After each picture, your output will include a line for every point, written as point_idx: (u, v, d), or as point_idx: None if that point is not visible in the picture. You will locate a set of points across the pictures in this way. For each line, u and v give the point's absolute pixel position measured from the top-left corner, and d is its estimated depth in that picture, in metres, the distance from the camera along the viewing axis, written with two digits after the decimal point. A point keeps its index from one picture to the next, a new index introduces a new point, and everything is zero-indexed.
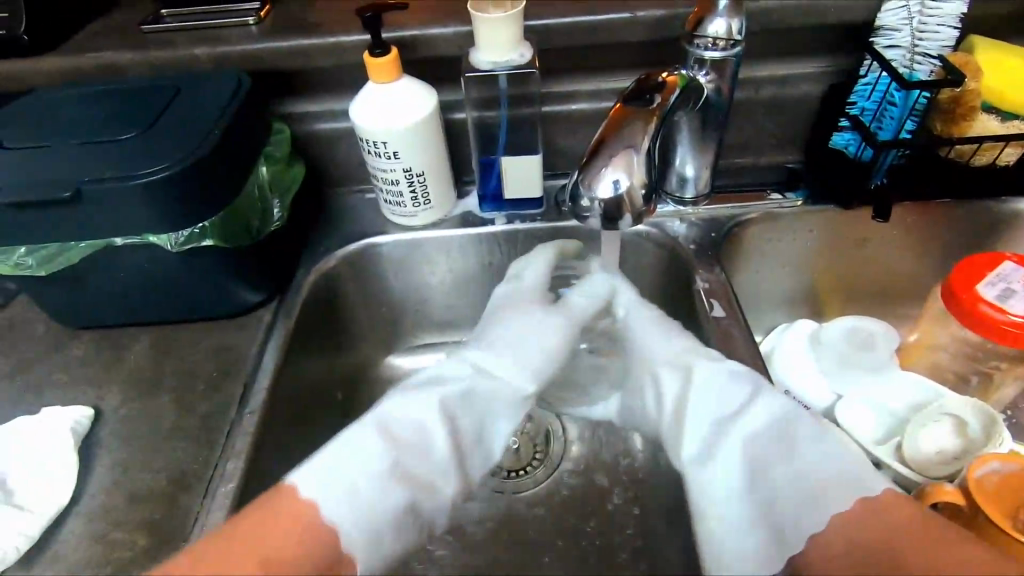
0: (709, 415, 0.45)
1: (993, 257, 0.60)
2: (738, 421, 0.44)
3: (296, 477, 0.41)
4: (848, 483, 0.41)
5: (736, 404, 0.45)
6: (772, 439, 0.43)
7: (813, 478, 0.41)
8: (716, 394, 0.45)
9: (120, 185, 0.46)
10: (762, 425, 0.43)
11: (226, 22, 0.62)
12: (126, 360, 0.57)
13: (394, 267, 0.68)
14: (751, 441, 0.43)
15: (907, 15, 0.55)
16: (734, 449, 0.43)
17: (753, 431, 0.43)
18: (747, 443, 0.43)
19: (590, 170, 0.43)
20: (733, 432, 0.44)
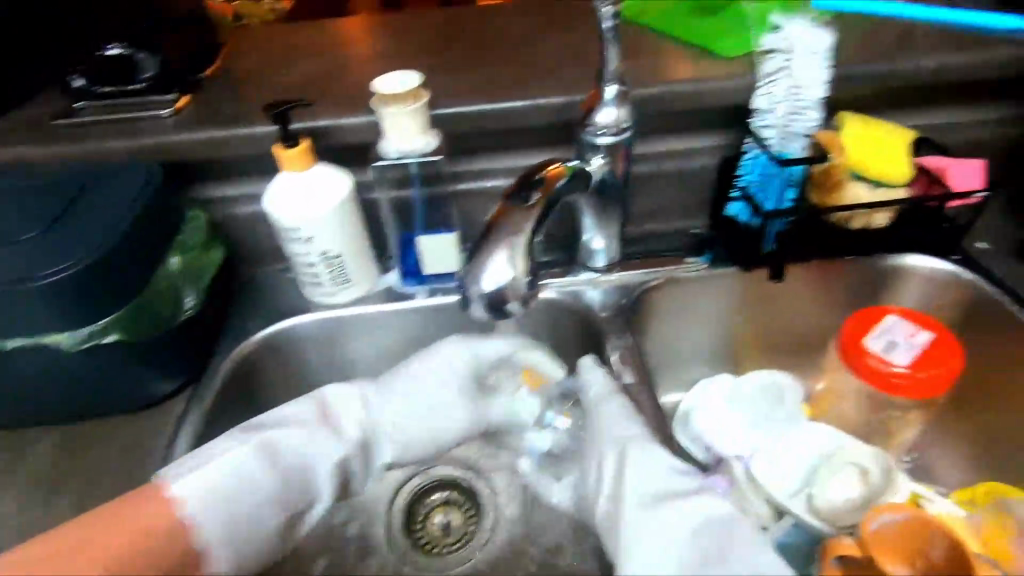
0: (656, 497, 0.47)
1: (877, 311, 0.65)
2: (680, 505, 0.46)
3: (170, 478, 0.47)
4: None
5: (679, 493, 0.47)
6: (714, 533, 0.44)
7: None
8: (661, 482, 0.48)
9: (14, 288, 0.46)
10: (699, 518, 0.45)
11: (141, 115, 0.64)
12: (27, 462, 0.54)
13: (318, 346, 0.68)
14: (695, 530, 0.44)
15: (775, 100, 0.60)
16: (672, 536, 0.44)
17: (693, 521, 0.45)
18: (694, 536, 0.44)
19: (474, 259, 0.43)
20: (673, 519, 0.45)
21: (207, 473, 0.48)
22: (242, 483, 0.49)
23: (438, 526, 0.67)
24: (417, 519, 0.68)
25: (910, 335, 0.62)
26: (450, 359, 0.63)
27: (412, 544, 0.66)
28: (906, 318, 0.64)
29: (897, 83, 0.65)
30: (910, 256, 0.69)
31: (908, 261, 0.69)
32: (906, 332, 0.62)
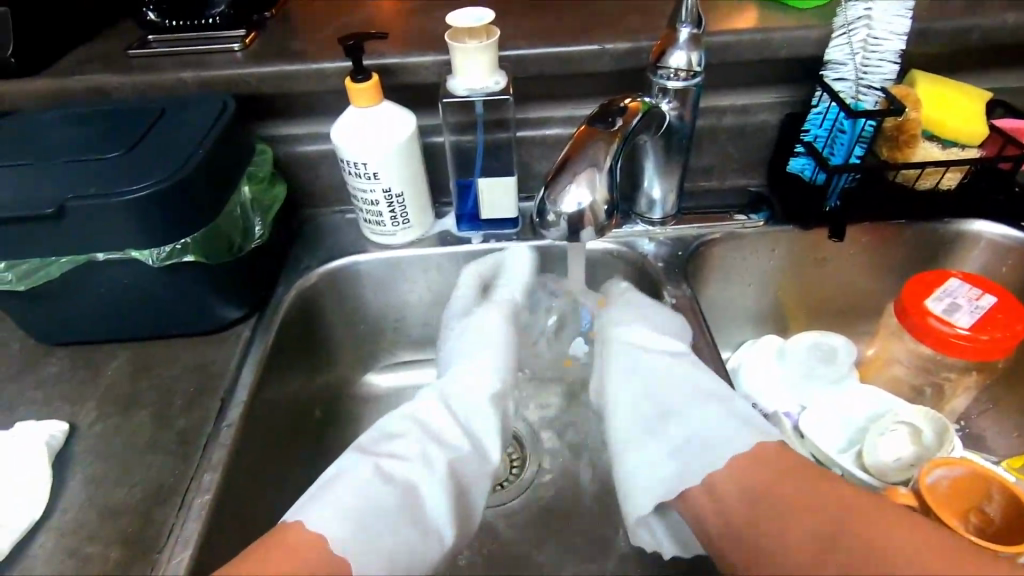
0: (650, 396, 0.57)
1: (939, 274, 0.64)
2: (659, 368, 0.58)
3: (288, 520, 0.46)
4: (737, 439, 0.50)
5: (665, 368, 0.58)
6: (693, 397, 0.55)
7: (702, 430, 0.52)
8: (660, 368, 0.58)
9: (103, 201, 0.47)
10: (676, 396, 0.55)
11: (212, 48, 0.65)
12: (103, 376, 0.57)
13: (375, 286, 0.69)
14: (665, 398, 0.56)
15: (851, 50, 0.59)
16: (654, 402, 0.57)
17: (664, 375, 0.58)
18: (677, 401, 0.55)
19: (557, 186, 0.45)
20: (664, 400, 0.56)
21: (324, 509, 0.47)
22: (365, 505, 0.48)
23: None
24: None
25: (974, 298, 0.61)
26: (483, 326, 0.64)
27: None
28: (970, 282, 0.63)
29: (977, 39, 0.63)
30: (975, 222, 0.67)
31: (972, 227, 0.67)
32: (969, 296, 0.61)
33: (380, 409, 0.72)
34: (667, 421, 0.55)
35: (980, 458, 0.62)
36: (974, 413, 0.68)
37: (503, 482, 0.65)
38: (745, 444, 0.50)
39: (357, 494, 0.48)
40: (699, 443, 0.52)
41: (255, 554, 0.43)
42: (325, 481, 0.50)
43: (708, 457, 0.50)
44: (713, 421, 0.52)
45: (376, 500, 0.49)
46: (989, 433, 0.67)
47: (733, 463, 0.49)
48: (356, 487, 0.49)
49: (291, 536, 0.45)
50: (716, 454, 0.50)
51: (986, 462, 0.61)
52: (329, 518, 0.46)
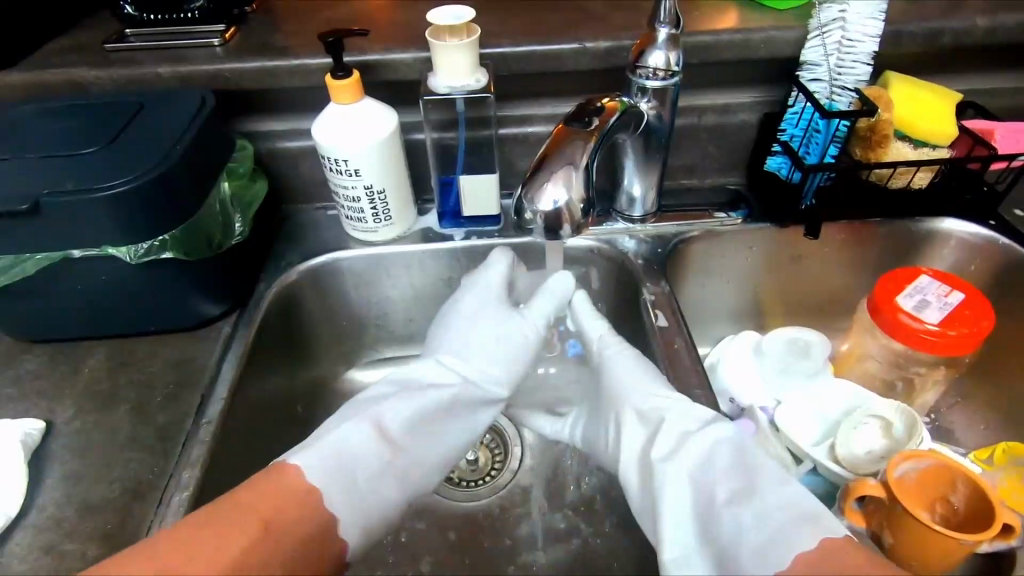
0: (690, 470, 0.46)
1: (909, 270, 0.66)
2: (682, 459, 0.47)
3: (290, 458, 0.47)
4: (797, 529, 0.41)
5: (683, 431, 0.49)
6: (734, 478, 0.45)
7: (757, 525, 0.43)
8: (705, 453, 0.47)
9: (78, 197, 0.47)
10: (712, 468, 0.46)
11: (190, 43, 0.64)
12: (81, 372, 0.56)
13: (357, 283, 0.69)
14: (704, 482, 0.46)
15: (825, 52, 0.60)
16: (701, 492, 0.46)
17: (700, 458, 0.47)
18: (700, 478, 0.46)
19: (535, 186, 0.46)
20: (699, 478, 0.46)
21: (326, 458, 0.47)
22: (344, 460, 0.48)
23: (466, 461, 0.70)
24: None
25: (943, 295, 0.63)
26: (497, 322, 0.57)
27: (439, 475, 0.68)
28: (940, 279, 0.64)
29: (948, 41, 0.64)
30: (947, 220, 0.69)
31: (942, 226, 0.69)
32: (939, 292, 0.63)
33: None
34: (729, 514, 0.44)
35: (948, 450, 0.64)
36: (943, 407, 0.70)
37: (484, 477, 0.68)
38: (805, 540, 0.41)
39: (350, 437, 0.49)
40: (761, 542, 0.42)
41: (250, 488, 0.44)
42: (320, 442, 0.48)
43: (777, 553, 0.41)
44: (761, 511, 0.43)
45: (349, 480, 0.47)
46: (957, 426, 0.69)
47: (795, 565, 0.40)
48: (349, 451, 0.48)
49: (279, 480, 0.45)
50: (777, 557, 0.41)
51: (953, 454, 0.63)
52: (317, 452, 0.47)
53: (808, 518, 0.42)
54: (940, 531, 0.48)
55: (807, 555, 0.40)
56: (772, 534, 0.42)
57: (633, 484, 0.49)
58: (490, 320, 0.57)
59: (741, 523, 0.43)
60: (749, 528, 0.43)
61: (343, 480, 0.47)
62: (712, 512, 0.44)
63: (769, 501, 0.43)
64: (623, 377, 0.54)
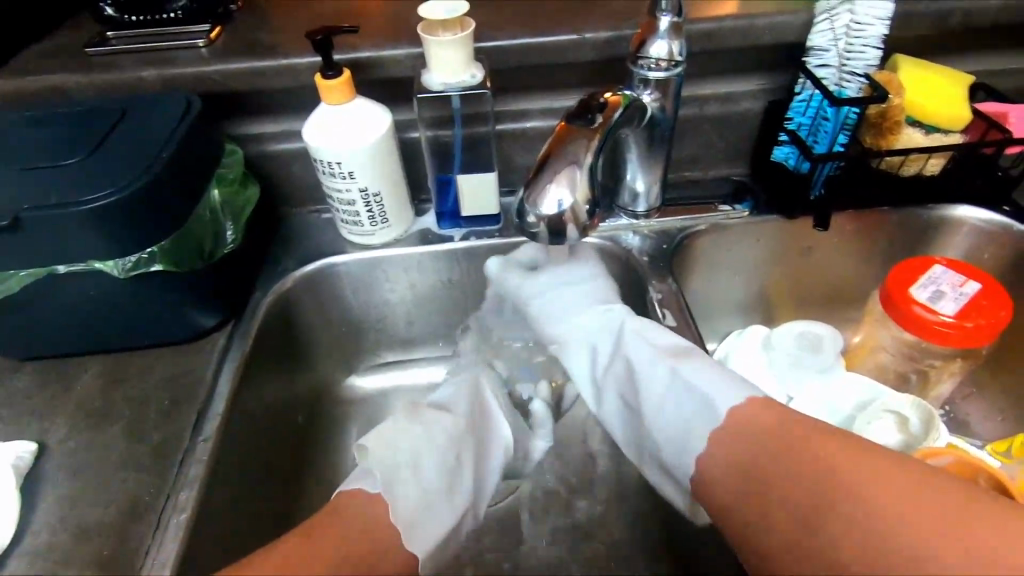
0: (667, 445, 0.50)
1: (924, 260, 0.64)
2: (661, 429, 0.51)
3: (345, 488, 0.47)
4: (720, 392, 0.48)
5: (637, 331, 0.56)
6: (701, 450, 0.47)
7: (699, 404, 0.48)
8: (643, 351, 0.54)
9: (60, 211, 0.45)
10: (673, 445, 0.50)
11: (174, 44, 0.62)
12: (73, 390, 0.55)
13: (356, 287, 0.68)
14: (654, 376, 0.52)
15: (834, 36, 0.58)
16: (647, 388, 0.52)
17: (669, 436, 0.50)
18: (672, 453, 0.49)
19: (537, 187, 0.44)
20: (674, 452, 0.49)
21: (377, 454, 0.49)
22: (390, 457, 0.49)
23: None
24: None
25: (957, 285, 0.61)
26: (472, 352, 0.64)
27: None
28: (955, 268, 0.62)
29: (959, 21, 0.62)
30: (960, 207, 0.67)
31: (955, 213, 0.67)
32: (953, 282, 0.61)
33: (365, 411, 0.71)
34: (671, 396, 0.51)
35: (964, 443, 0.63)
36: (958, 398, 0.68)
37: None
38: (730, 400, 0.47)
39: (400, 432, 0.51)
40: (699, 416, 0.48)
41: (312, 523, 0.43)
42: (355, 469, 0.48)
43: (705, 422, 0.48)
44: (686, 380, 0.50)
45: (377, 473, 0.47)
46: (973, 418, 0.67)
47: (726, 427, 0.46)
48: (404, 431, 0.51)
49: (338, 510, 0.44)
50: (711, 415, 0.47)
51: (971, 448, 0.61)
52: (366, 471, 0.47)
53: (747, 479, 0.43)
54: None
55: (737, 411, 0.46)
56: (690, 414, 0.49)
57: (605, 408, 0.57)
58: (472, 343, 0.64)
59: (682, 401, 0.50)
60: (685, 399, 0.50)
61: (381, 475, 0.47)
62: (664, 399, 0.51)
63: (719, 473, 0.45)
64: (560, 294, 0.61)
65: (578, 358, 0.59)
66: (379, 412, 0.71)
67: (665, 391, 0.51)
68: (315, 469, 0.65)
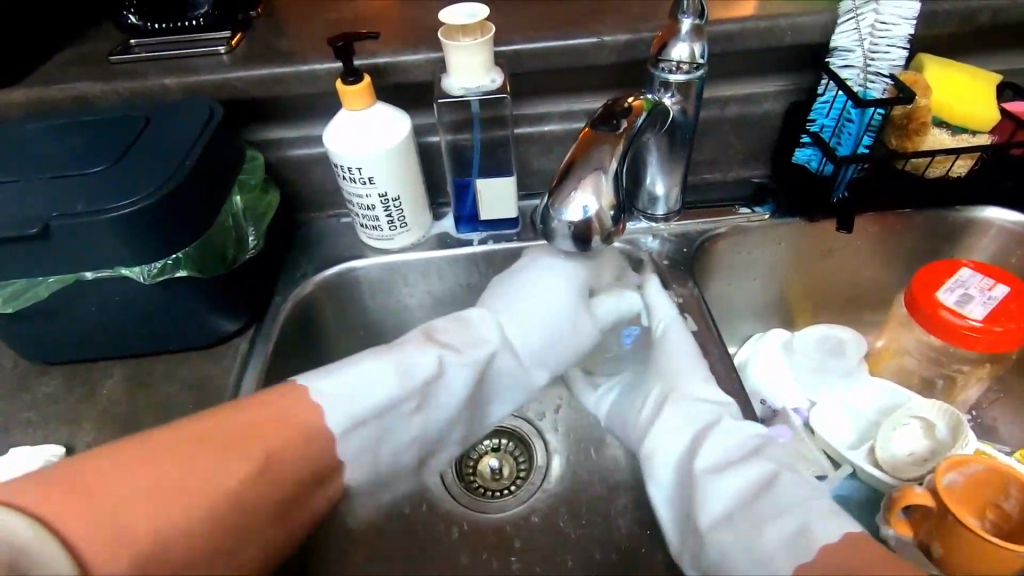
0: (715, 461, 0.46)
1: (949, 263, 0.63)
2: (710, 451, 0.46)
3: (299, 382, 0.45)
4: (817, 519, 0.39)
5: (727, 429, 0.48)
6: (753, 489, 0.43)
7: (784, 541, 0.39)
8: (739, 446, 0.47)
9: (88, 219, 0.46)
10: (732, 471, 0.44)
11: (195, 51, 0.62)
12: (99, 395, 0.56)
13: (375, 291, 0.68)
14: (735, 486, 0.43)
15: (859, 36, 0.57)
16: (719, 489, 0.43)
17: (717, 458, 0.46)
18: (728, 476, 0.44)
19: (561, 193, 0.44)
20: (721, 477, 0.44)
21: (357, 379, 0.46)
22: (365, 395, 0.46)
23: (490, 468, 0.69)
24: (471, 461, 0.69)
25: (986, 288, 0.60)
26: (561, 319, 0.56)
27: (462, 484, 0.68)
28: (982, 271, 0.61)
29: (987, 19, 0.61)
30: (986, 209, 0.66)
31: (982, 214, 0.66)
32: (981, 286, 0.60)
33: None
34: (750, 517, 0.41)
35: (992, 449, 0.62)
36: (986, 403, 0.67)
37: (512, 483, 0.68)
38: (831, 531, 0.39)
39: (418, 362, 0.48)
40: (786, 539, 0.39)
41: (213, 421, 0.41)
42: (333, 373, 0.46)
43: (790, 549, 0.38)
44: (781, 498, 0.42)
45: (373, 417, 0.46)
46: (1001, 423, 0.66)
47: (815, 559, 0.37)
48: (412, 363, 0.48)
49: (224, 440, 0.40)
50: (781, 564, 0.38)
51: (998, 454, 0.61)
52: (337, 387, 0.45)
53: (805, 529, 0.39)
54: (996, 544, 0.46)
55: (830, 546, 0.38)
56: (789, 533, 0.39)
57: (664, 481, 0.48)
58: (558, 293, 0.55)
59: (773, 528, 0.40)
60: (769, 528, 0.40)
61: (372, 432, 0.46)
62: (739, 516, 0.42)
63: (777, 515, 0.40)
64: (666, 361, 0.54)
65: (654, 441, 0.50)
66: None
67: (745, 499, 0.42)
68: None
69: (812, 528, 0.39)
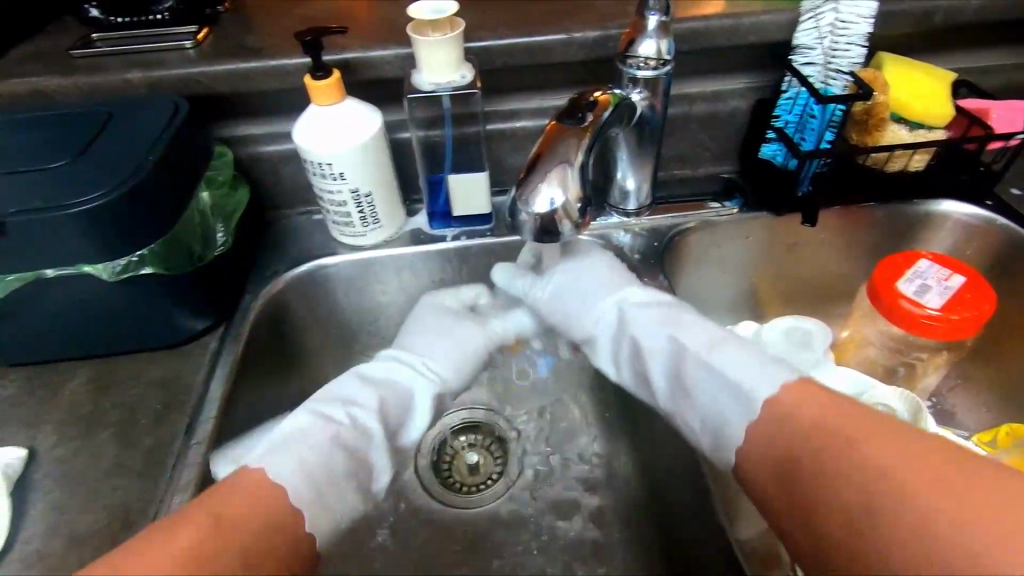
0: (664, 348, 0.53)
1: (907, 255, 0.65)
2: (655, 338, 0.54)
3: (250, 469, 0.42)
4: (754, 377, 0.46)
5: (678, 323, 0.54)
6: (693, 360, 0.50)
7: (726, 385, 0.47)
8: (661, 325, 0.54)
9: (48, 215, 0.44)
10: (680, 343, 0.52)
11: (160, 46, 0.61)
12: (62, 396, 0.54)
13: (347, 288, 0.68)
14: (687, 356, 0.51)
15: (819, 35, 0.59)
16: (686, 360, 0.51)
17: (659, 334, 0.54)
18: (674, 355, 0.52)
19: (528, 185, 0.44)
20: (680, 360, 0.51)
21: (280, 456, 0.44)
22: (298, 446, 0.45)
23: (467, 464, 0.69)
24: (448, 457, 0.69)
25: (943, 279, 0.62)
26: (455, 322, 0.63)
27: (439, 478, 0.68)
28: (939, 262, 0.63)
29: (941, 20, 0.63)
30: (943, 203, 0.68)
31: (939, 208, 0.68)
32: (939, 276, 0.62)
33: None
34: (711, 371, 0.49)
35: (950, 434, 0.64)
36: (945, 390, 0.69)
37: (490, 477, 0.68)
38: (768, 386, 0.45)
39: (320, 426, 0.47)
40: (732, 400, 0.46)
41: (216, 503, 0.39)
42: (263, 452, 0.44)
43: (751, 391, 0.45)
44: (721, 360, 0.48)
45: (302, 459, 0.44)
46: (959, 409, 0.69)
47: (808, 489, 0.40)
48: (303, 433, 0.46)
49: (247, 482, 0.41)
50: (746, 407, 0.45)
51: (956, 438, 0.63)
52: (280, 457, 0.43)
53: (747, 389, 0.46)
54: None
55: (770, 398, 0.44)
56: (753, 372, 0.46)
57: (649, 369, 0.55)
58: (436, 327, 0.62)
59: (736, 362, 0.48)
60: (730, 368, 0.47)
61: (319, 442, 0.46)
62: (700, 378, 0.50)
63: (726, 372, 0.47)
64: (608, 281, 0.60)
65: (613, 344, 0.58)
66: None
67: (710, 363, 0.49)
68: None
69: (749, 380, 0.46)
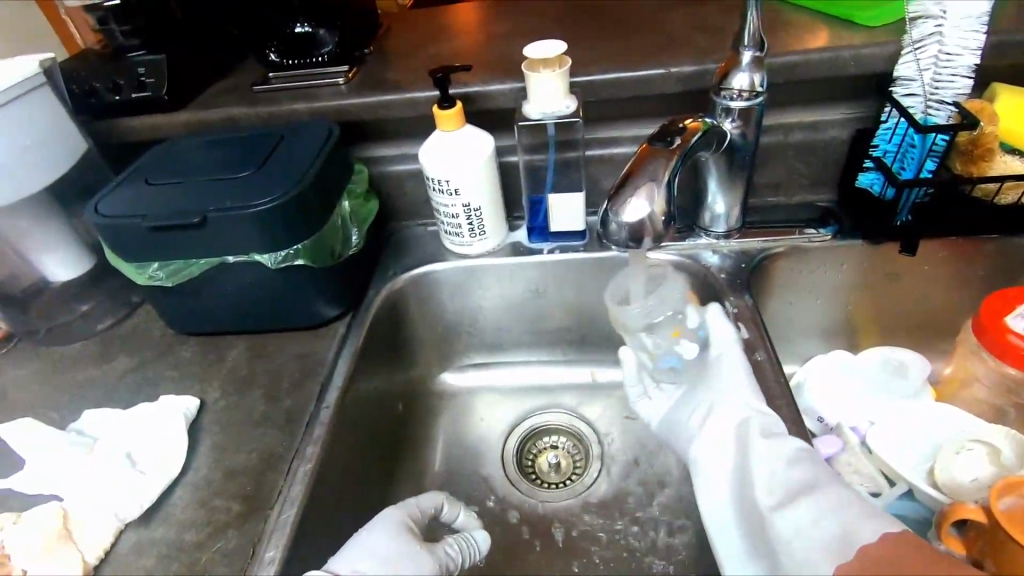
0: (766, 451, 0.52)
1: (1021, 290, 0.62)
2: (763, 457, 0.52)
3: None
4: (858, 522, 0.45)
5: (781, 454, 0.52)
6: (795, 484, 0.50)
7: (824, 513, 0.47)
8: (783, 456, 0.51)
9: (236, 212, 0.57)
10: (784, 467, 0.51)
11: (320, 82, 0.75)
12: (227, 360, 0.67)
13: (453, 291, 0.76)
14: (787, 479, 0.50)
15: (920, 67, 0.59)
16: (770, 479, 0.51)
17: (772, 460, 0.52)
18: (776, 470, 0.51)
19: (619, 199, 0.50)
20: (768, 474, 0.51)
21: None
22: None
23: (547, 464, 0.74)
24: (530, 457, 0.75)
25: None
26: (389, 533, 0.54)
27: (523, 476, 0.73)
28: None
29: None
30: None
31: None
32: None
33: (456, 405, 0.79)
34: (780, 509, 0.48)
35: None
36: None
37: (568, 477, 0.73)
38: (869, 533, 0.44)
39: None
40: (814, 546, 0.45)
41: None
42: None
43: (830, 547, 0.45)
44: (820, 503, 0.47)
45: None
46: None
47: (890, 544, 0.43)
48: None
49: None
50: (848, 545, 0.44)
51: None
52: None
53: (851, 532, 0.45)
54: None
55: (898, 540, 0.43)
56: (850, 517, 0.46)
57: (722, 481, 0.54)
58: (383, 545, 0.53)
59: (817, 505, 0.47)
60: (806, 505, 0.48)
61: None
62: (773, 509, 0.49)
63: (826, 513, 0.47)
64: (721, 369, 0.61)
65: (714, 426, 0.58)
66: (468, 407, 0.79)
67: (792, 490, 0.50)
68: (410, 451, 0.73)
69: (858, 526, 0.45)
